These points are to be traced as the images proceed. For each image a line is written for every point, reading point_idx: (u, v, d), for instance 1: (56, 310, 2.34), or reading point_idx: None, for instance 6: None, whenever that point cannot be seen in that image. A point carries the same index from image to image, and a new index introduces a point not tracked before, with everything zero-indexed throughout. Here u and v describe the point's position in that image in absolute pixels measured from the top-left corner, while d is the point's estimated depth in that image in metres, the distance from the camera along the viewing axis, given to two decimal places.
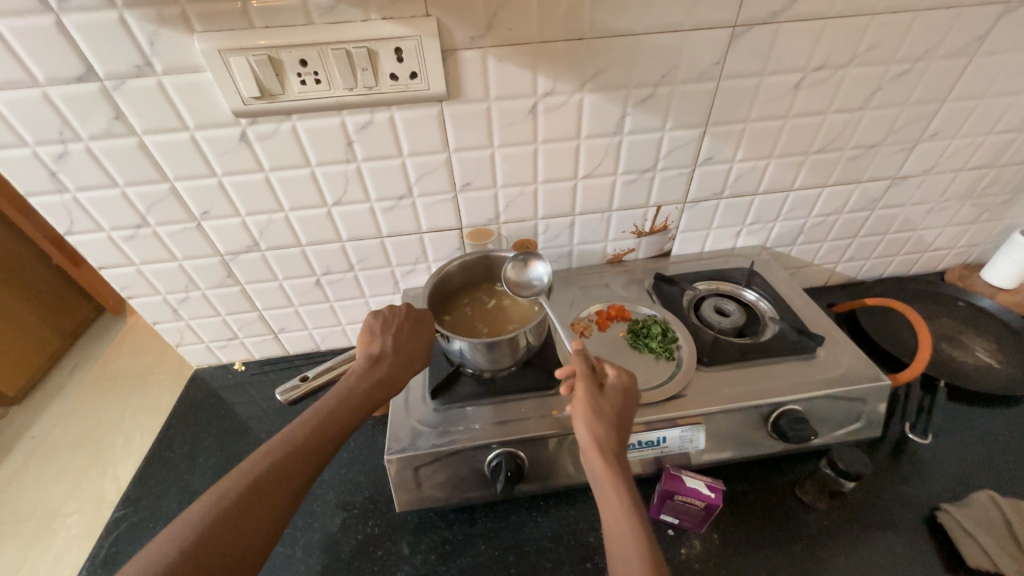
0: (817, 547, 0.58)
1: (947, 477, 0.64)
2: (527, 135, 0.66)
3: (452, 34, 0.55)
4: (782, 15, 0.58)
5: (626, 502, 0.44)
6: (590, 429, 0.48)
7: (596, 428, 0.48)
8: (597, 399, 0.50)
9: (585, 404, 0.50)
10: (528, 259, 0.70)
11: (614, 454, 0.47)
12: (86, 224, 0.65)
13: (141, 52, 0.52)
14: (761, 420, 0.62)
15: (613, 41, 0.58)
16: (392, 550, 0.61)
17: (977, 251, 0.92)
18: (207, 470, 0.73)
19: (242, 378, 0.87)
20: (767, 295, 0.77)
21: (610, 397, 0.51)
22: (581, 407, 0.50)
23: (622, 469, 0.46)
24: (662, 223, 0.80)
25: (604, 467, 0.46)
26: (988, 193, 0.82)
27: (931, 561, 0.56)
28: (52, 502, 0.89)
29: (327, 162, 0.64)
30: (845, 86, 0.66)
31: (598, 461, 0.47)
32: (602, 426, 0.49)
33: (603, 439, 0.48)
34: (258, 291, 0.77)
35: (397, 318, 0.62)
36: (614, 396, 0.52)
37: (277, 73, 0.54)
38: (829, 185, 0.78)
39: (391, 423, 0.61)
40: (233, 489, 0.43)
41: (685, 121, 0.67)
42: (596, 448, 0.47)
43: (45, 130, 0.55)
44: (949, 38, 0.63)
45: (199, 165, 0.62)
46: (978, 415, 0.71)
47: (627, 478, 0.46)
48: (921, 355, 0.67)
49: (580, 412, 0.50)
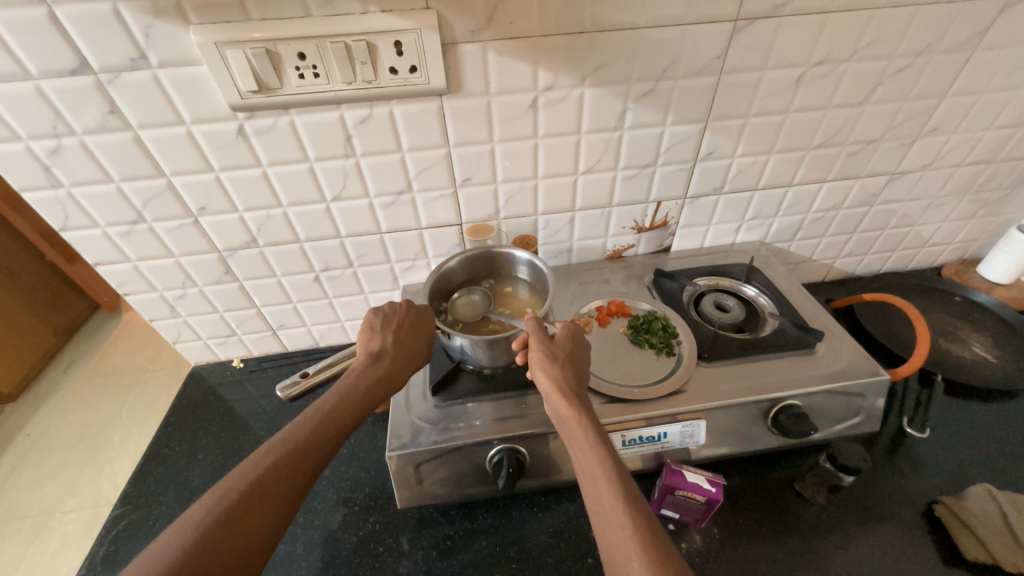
0: (816, 540, 0.59)
1: (944, 471, 0.64)
2: (527, 130, 0.65)
3: (452, 27, 0.55)
4: (784, 9, 0.58)
5: (590, 432, 0.48)
6: (550, 376, 0.53)
7: (555, 374, 0.53)
8: (552, 351, 0.56)
9: (543, 356, 0.55)
10: (470, 293, 0.72)
11: (575, 395, 0.52)
12: (81, 221, 0.64)
13: (136, 44, 0.51)
14: (762, 416, 0.62)
15: (614, 35, 0.58)
16: (393, 546, 0.61)
17: (974, 246, 0.92)
18: (206, 468, 0.73)
19: (240, 376, 0.86)
20: (767, 291, 0.77)
21: (565, 349, 0.57)
22: (539, 357, 0.55)
23: (583, 406, 0.51)
24: (662, 218, 0.80)
25: (566, 408, 0.51)
26: (986, 188, 0.82)
27: (929, 554, 0.56)
28: (47, 501, 0.88)
29: (326, 158, 0.63)
30: (846, 81, 0.66)
31: (560, 403, 0.51)
32: (560, 371, 0.54)
33: (563, 383, 0.53)
34: (256, 288, 0.77)
35: (397, 315, 0.62)
36: (568, 348, 0.58)
37: (275, 66, 0.53)
38: (829, 180, 0.78)
39: (392, 419, 0.61)
40: (236, 487, 0.43)
41: (686, 116, 0.67)
42: (557, 392, 0.52)
43: (38, 124, 0.55)
44: (949, 33, 0.62)
45: (196, 160, 0.61)
46: (975, 409, 0.71)
47: (589, 415, 0.50)
48: (920, 349, 0.66)
49: (540, 363, 0.55)
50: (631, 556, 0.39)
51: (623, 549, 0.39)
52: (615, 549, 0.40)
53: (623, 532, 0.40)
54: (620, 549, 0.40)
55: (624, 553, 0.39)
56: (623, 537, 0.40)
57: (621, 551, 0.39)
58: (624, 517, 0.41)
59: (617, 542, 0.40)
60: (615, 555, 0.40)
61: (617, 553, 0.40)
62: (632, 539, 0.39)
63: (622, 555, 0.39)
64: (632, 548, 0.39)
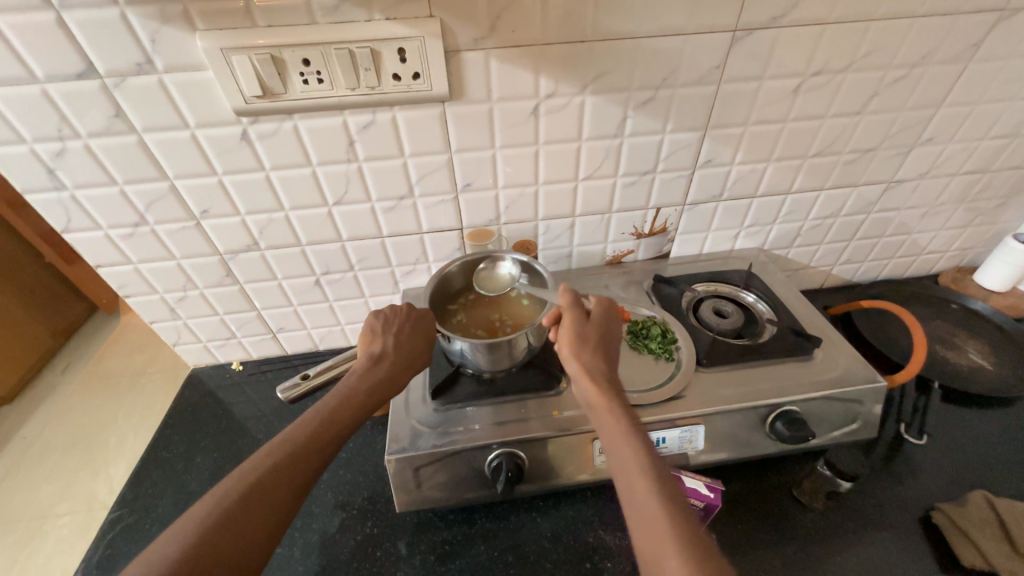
0: (814, 546, 0.59)
1: (941, 477, 0.65)
2: (528, 136, 0.66)
3: (455, 35, 0.56)
4: (783, 20, 0.59)
5: (622, 422, 0.48)
6: (581, 361, 0.53)
7: (586, 360, 0.53)
8: (584, 335, 0.55)
9: (572, 340, 0.54)
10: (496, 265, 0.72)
11: (605, 381, 0.51)
12: (84, 223, 0.64)
13: (142, 49, 0.52)
14: (760, 421, 0.62)
15: (614, 44, 0.58)
16: (391, 550, 0.61)
17: (970, 254, 0.93)
18: (204, 471, 0.73)
19: (239, 378, 0.86)
20: (765, 297, 0.77)
21: (597, 333, 0.56)
22: (570, 340, 0.54)
23: (614, 394, 0.50)
24: (661, 224, 0.81)
25: (599, 396, 0.50)
26: (982, 197, 0.83)
27: (927, 560, 0.57)
28: (43, 504, 0.88)
29: (328, 162, 0.64)
30: (843, 91, 0.67)
31: (591, 389, 0.51)
32: (591, 357, 0.53)
33: (594, 369, 0.52)
34: (256, 291, 0.77)
35: (398, 318, 0.62)
36: (600, 331, 0.56)
37: (279, 72, 0.54)
38: (827, 189, 0.79)
39: (391, 423, 0.62)
40: (237, 488, 0.43)
41: (685, 124, 0.68)
42: (588, 378, 0.51)
43: (43, 127, 0.55)
44: (945, 45, 0.63)
45: (199, 163, 0.61)
46: (972, 417, 0.72)
47: (620, 403, 0.50)
48: (917, 356, 0.67)
49: (570, 346, 0.54)
50: (666, 552, 0.38)
51: (657, 541, 0.39)
52: (648, 540, 0.40)
53: (658, 525, 0.40)
54: (654, 541, 0.40)
55: (659, 546, 0.39)
56: (658, 529, 0.40)
57: (654, 543, 0.39)
58: (658, 510, 0.41)
59: (651, 533, 0.40)
60: (648, 547, 0.40)
61: (649, 546, 0.40)
62: (666, 534, 0.39)
63: (655, 548, 0.39)
64: (667, 542, 0.39)
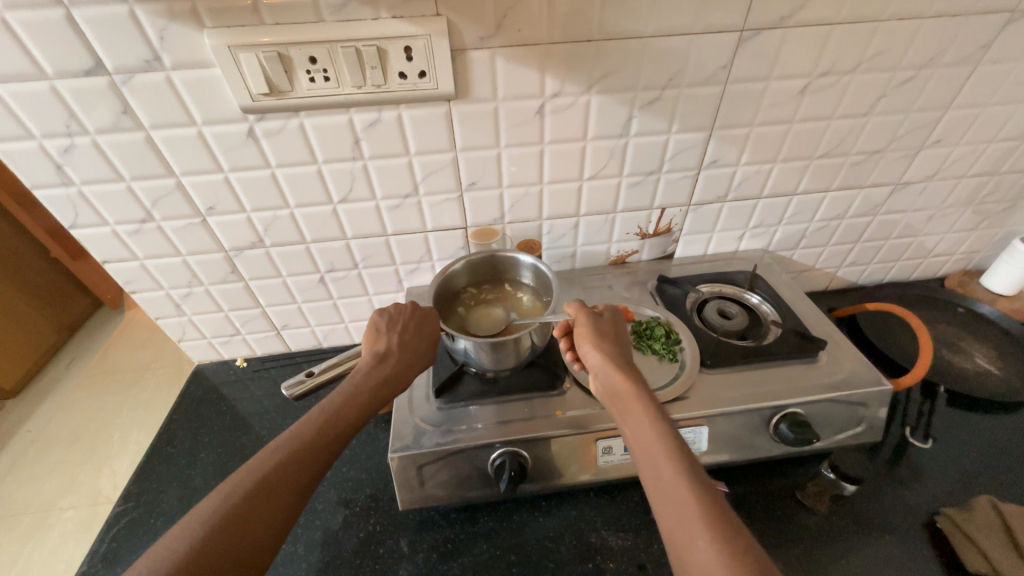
0: (817, 549, 0.58)
1: (946, 482, 0.64)
2: (533, 135, 0.66)
3: (462, 34, 0.56)
4: (789, 21, 0.59)
5: (645, 407, 0.48)
6: (602, 353, 0.54)
7: (607, 352, 0.54)
8: (603, 330, 0.57)
9: (591, 334, 0.56)
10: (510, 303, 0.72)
11: (625, 370, 0.52)
12: (91, 219, 0.65)
13: (150, 46, 0.52)
14: (763, 424, 0.62)
15: (620, 44, 0.58)
16: (393, 548, 0.61)
17: (977, 257, 0.92)
18: (208, 467, 0.73)
19: (243, 375, 0.86)
20: (769, 299, 0.77)
21: (613, 329, 0.58)
22: (589, 335, 0.56)
23: (636, 382, 0.51)
24: (665, 224, 0.81)
25: (622, 383, 0.51)
26: (990, 200, 0.82)
27: (931, 565, 0.56)
28: (48, 498, 0.88)
29: (333, 160, 0.64)
30: (850, 92, 0.66)
31: (613, 377, 0.52)
32: (610, 349, 0.54)
33: (614, 359, 0.53)
34: (261, 288, 0.77)
35: (403, 317, 0.62)
36: (616, 326, 0.58)
37: (287, 70, 0.54)
38: (833, 190, 0.78)
39: (395, 421, 0.62)
40: (242, 486, 0.43)
41: (690, 124, 0.68)
42: (610, 367, 0.52)
43: (51, 123, 0.55)
44: (954, 46, 0.63)
45: (206, 161, 0.62)
46: (978, 421, 0.71)
47: (642, 388, 0.50)
48: (922, 359, 0.66)
49: (590, 341, 0.55)
50: (695, 532, 0.39)
51: (685, 523, 0.40)
52: (675, 522, 0.40)
53: (685, 507, 0.40)
54: (682, 523, 0.40)
55: (687, 528, 0.39)
56: (686, 511, 0.40)
57: (682, 525, 0.40)
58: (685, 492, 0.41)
59: (679, 516, 0.40)
60: (676, 530, 0.40)
61: (678, 529, 0.40)
62: (695, 514, 0.39)
63: (684, 530, 0.39)
64: (696, 524, 0.39)
